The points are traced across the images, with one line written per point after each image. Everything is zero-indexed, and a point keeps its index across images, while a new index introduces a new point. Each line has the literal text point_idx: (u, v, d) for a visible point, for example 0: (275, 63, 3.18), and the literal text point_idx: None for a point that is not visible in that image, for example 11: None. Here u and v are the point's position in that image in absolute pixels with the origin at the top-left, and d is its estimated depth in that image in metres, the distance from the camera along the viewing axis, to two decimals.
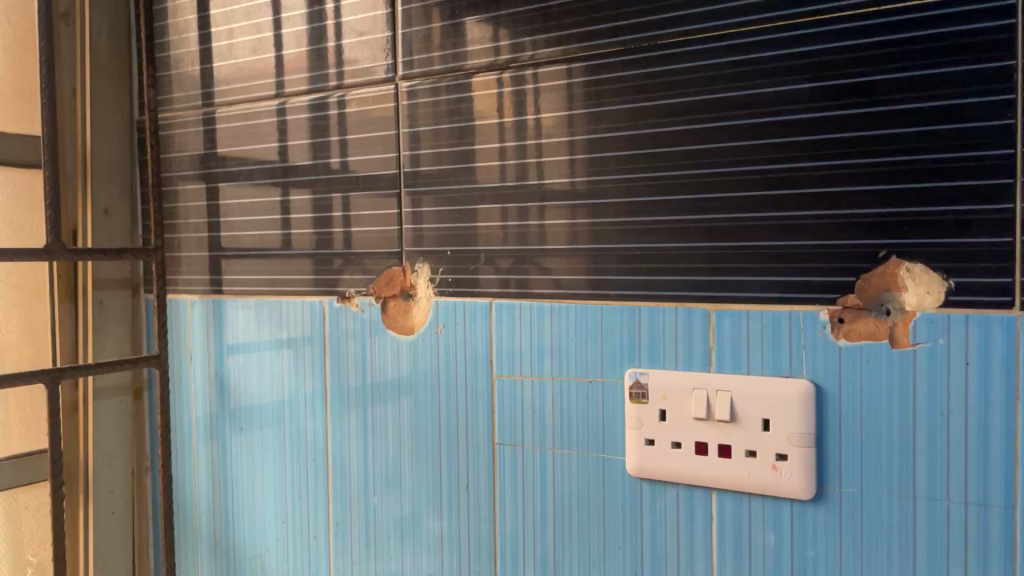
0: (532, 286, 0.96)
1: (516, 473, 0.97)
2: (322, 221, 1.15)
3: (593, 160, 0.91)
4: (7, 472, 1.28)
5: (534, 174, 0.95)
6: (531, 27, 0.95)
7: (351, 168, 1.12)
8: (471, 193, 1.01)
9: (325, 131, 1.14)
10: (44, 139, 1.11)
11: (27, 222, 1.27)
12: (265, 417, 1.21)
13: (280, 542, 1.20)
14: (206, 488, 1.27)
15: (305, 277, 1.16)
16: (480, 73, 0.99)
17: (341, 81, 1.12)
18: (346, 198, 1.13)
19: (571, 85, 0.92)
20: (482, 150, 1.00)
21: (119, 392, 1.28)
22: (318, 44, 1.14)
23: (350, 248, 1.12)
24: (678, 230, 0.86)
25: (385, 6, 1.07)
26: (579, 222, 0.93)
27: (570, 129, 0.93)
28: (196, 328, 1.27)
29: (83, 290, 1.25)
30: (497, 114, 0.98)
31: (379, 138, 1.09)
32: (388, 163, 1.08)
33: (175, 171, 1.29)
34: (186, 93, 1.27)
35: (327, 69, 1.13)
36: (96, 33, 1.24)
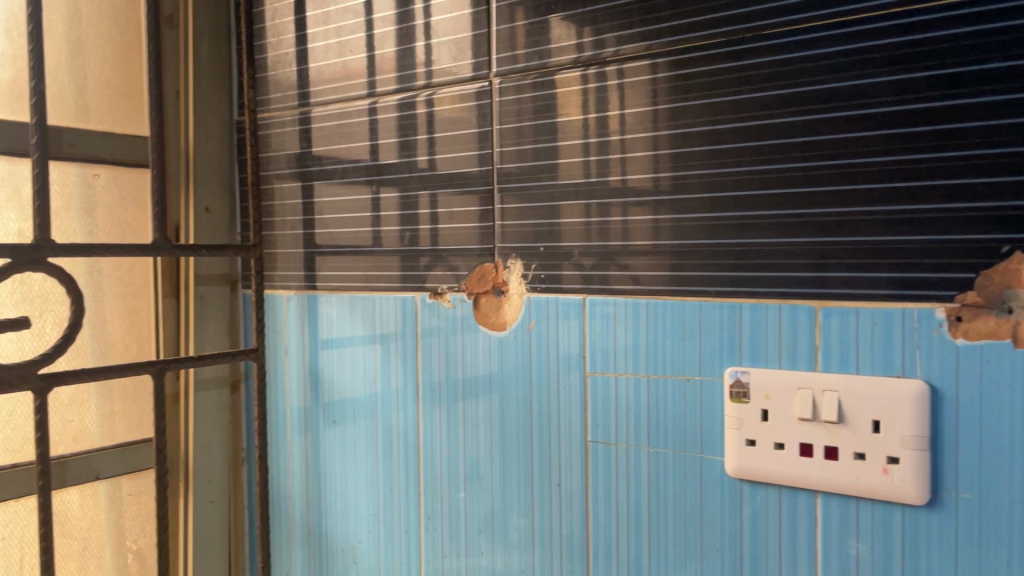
0: (613, 282, 0.96)
1: (609, 471, 0.96)
2: (409, 219, 1.17)
3: (677, 156, 0.90)
4: (113, 461, 1.35)
5: (618, 170, 0.95)
6: (619, 23, 0.94)
7: (440, 166, 1.13)
8: (555, 191, 1.01)
9: (413, 130, 1.15)
10: (151, 139, 1.14)
11: (134, 219, 1.33)
12: (357, 410, 1.23)
13: (371, 535, 1.21)
14: (298, 479, 1.29)
15: (392, 273, 1.18)
16: (565, 69, 0.99)
17: (430, 81, 1.13)
18: (433, 196, 1.14)
19: (655, 81, 0.91)
20: (566, 146, 1.00)
21: (217, 384, 1.32)
22: (406, 45, 1.16)
23: (438, 245, 1.13)
24: (758, 226, 0.85)
25: (471, 6, 1.08)
26: (662, 218, 0.92)
27: (654, 125, 0.92)
28: (292, 322, 1.30)
29: (186, 285, 1.30)
30: (582, 110, 0.98)
31: (466, 136, 1.09)
32: (471, 161, 1.09)
33: (273, 170, 1.33)
34: (283, 94, 1.30)
35: (414, 69, 1.15)
36: (198, 36, 1.28)
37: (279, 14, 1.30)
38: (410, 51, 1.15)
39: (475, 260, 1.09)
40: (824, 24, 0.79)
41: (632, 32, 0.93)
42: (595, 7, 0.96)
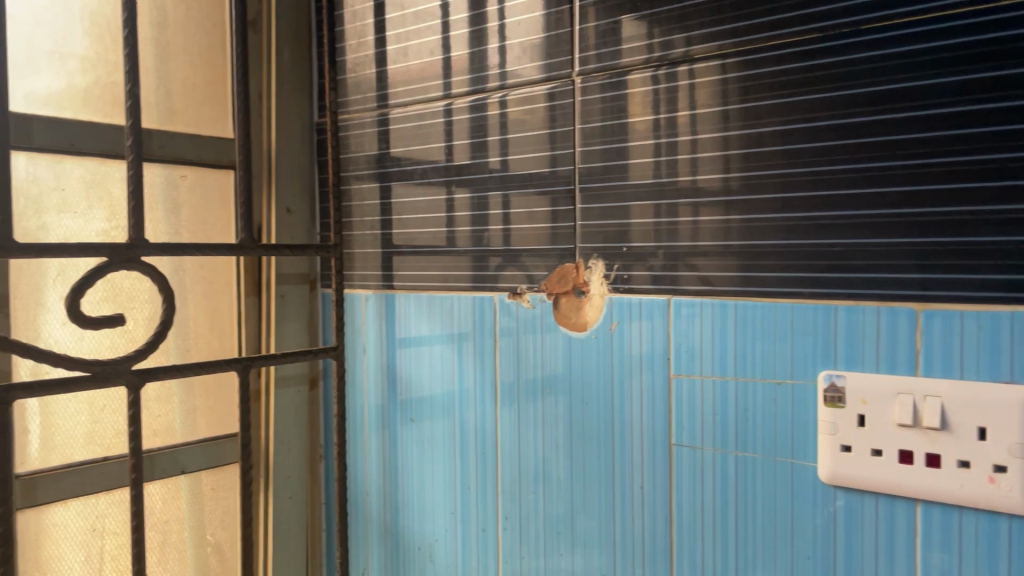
0: (680, 283, 0.96)
1: (695, 475, 0.94)
2: (478, 219, 1.18)
3: (747, 156, 0.90)
4: (196, 455, 1.39)
5: (687, 171, 0.95)
6: (685, 24, 0.94)
7: (512, 167, 1.14)
8: (623, 193, 1.01)
9: (484, 131, 1.16)
10: (238, 139, 1.16)
11: (218, 219, 1.36)
12: (434, 409, 1.24)
13: (448, 533, 1.22)
14: (376, 476, 1.31)
15: (463, 273, 1.20)
16: (635, 70, 0.99)
17: (503, 82, 1.14)
18: (505, 197, 1.15)
19: (726, 81, 0.91)
20: (636, 147, 1.00)
21: (296, 382, 1.34)
22: (480, 46, 1.16)
23: (509, 245, 1.14)
24: (828, 226, 0.84)
25: (544, 7, 1.08)
26: (732, 218, 0.91)
27: (724, 124, 0.91)
28: (370, 321, 1.31)
29: (267, 284, 1.33)
30: (651, 111, 0.98)
31: (538, 137, 1.10)
32: (541, 162, 1.10)
33: (352, 171, 1.34)
34: (363, 96, 1.31)
35: (486, 70, 1.16)
36: (281, 38, 1.30)
37: (361, 15, 1.32)
38: (481, 53, 1.16)
39: (546, 262, 1.09)
40: (915, 20, 0.78)
41: (705, 31, 0.92)
42: (668, 7, 0.96)
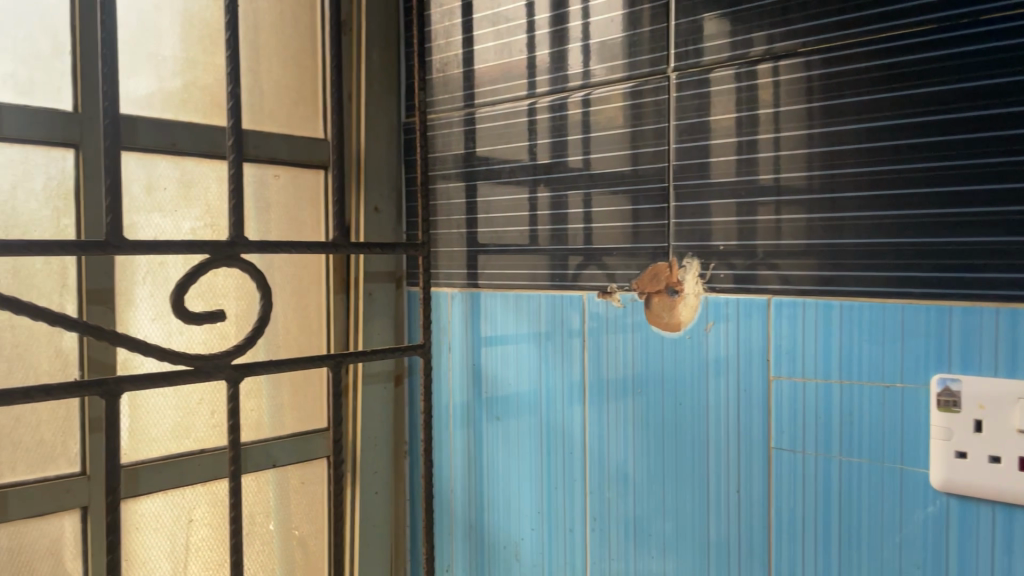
0: (758, 281, 0.96)
1: (795, 479, 0.92)
2: (556, 218, 1.19)
3: (828, 154, 0.89)
4: (288, 450, 1.41)
5: (771, 169, 0.94)
6: (766, 22, 0.94)
7: (592, 166, 1.15)
8: (704, 190, 1.01)
9: (563, 130, 1.17)
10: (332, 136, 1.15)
11: (308, 218, 1.39)
12: (521, 407, 1.24)
13: (535, 533, 1.22)
14: (461, 474, 1.32)
15: (542, 273, 1.21)
16: (718, 68, 0.99)
17: (585, 81, 1.15)
18: (586, 195, 1.16)
19: (810, 78, 0.90)
20: (717, 146, 0.99)
21: (383, 379, 1.36)
22: (559, 47, 1.17)
23: (591, 245, 1.15)
24: (911, 226, 0.83)
25: (623, 7, 1.09)
26: (814, 218, 0.91)
27: (807, 122, 0.91)
28: (457, 319, 1.32)
29: (355, 282, 1.35)
30: (734, 109, 0.97)
31: (620, 136, 1.10)
32: (621, 160, 1.10)
33: (439, 170, 1.36)
34: (451, 95, 1.32)
35: (566, 71, 1.17)
36: (371, 40, 1.31)
37: (450, 15, 1.33)
38: (562, 53, 1.17)
39: (625, 261, 1.10)
40: None
41: (785, 30, 0.92)
42: (747, 5, 0.96)
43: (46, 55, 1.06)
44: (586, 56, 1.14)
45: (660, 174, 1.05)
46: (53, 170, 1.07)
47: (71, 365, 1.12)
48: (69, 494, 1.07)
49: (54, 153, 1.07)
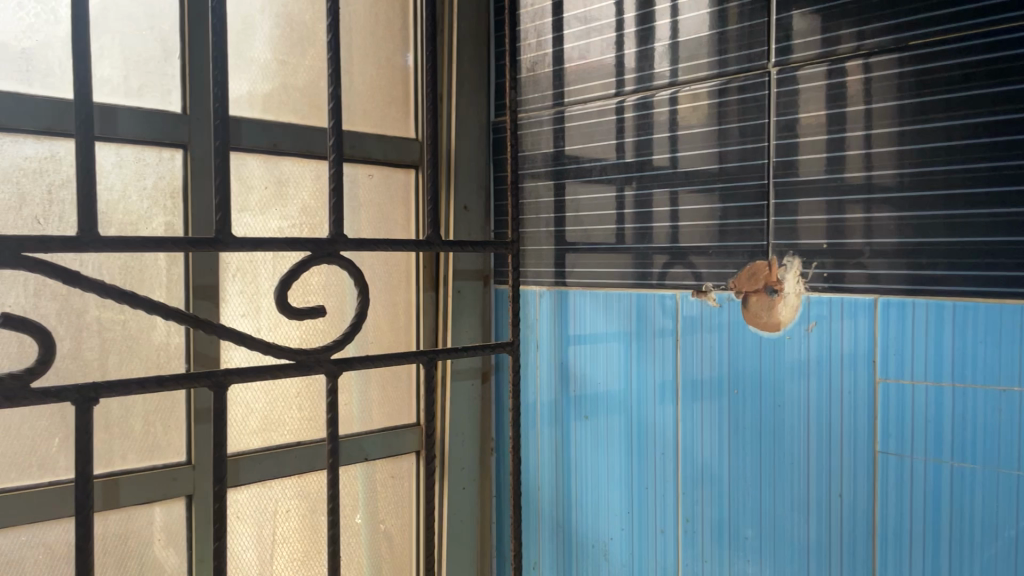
0: (847, 280, 0.95)
1: (903, 485, 0.90)
2: (641, 216, 1.19)
3: (921, 151, 0.89)
4: (379, 444, 1.43)
5: (862, 166, 0.94)
6: (859, 18, 0.93)
7: (680, 163, 1.14)
8: (795, 187, 1.00)
9: (649, 129, 1.17)
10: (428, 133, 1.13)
11: (397, 216, 1.41)
12: (611, 406, 1.24)
13: (624, 533, 1.22)
14: (548, 472, 1.33)
15: (626, 270, 1.21)
16: (808, 65, 0.98)
17: (674, 79, 1.14)
18: (672, 193, 1.15)
19: (903, 75, 0.90)
20: (806, 143, 0.99)
21: (471, 376, 1.37)
22: (645, 46, 1.17)
23: (677, 244, 1.14)
24: (1020, 224, 0.82)
25: (709, 5, 1.09)
26: (907, 216, 0.90)
27: (899, 119, 0.90)
28: (545, 317, 1.33)
29: (445, 280, 1.36)
30: (825, 106, 0.97)
31: (706, 134, 1.10)
32: (708, 159, 1.10)
33: (527, 169, 1.36)
34: (541, 94, 1.33)
35: (652, 69, 1.16)
36: (462, 40, 1.32)
37: (540, 15, 1.34)
38: (648, 52, 1.17)
39: (714, 261, 1.09)
40: None
41: (880, 26, 0.92)
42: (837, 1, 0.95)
43: (157, 58, 1.10)
44: (674, 53, 1.14)
45: (755, 171, 1.04)
46: (163, 170, 1.11)
47: (177, 357, 1.16)
48: (175, 482, 1.11)
49: (164, 153, 1.11)
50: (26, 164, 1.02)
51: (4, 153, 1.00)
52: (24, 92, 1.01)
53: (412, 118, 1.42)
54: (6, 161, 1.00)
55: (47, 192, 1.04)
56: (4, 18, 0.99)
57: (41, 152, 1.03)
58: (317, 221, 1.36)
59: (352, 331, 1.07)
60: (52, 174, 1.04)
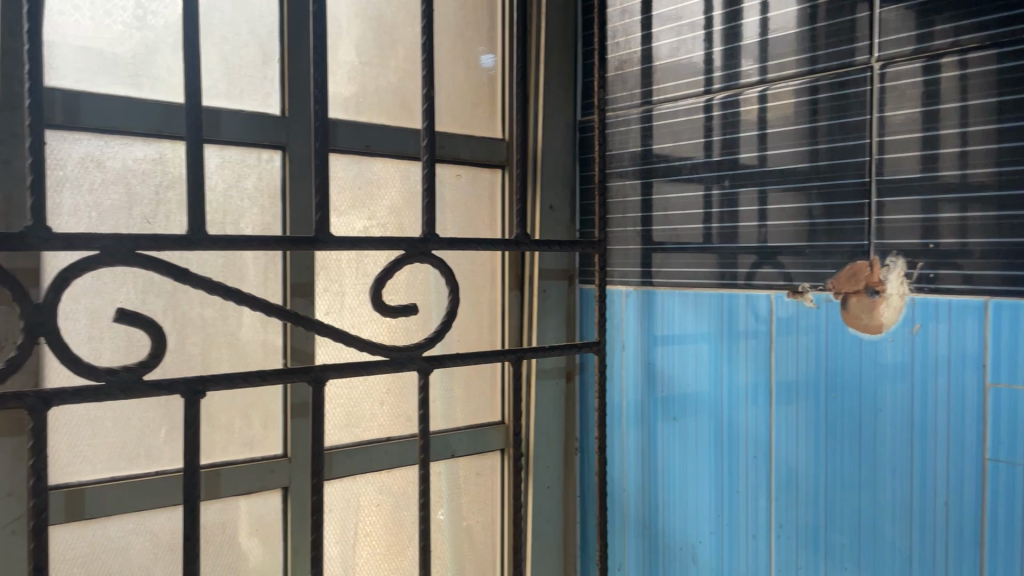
0: (941, 281, 0.92)
1: (1014, 495, 0.87)
2: (727, 215, 1.18)
3: (1018, 149, 0.86)
4: (464, 441, 1.44)
5: (958, 164, 0.91)
6: (956, 12, 0.90)
7: (770, 162, 1.12)
8: (891, 186, 0.97)
9: (737, 127, 1.16)
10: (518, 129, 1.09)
11: (484, 216, 1.42)
12: (700, 407, 1.22)
13: (714, 536, 1.20)
14: (635, 473, 1.33)
15: (710, 270, 1.20)
16: (903, 61, 0.96)
17: (763, 76, 1.12)
18: (761, 192, 1.13)
19: (1002, 70, 0.87)
20: (897, 141, 0.96)
21: (556, 375, 1.37)
22: (732, 44, 1.16)
23: (765, 243, 1.12)
24: None
25: (797, 3, 1.07)
26: (1006, 216, 0.87)
27: (999, 115, 0.87)
28: (631, 317, 1.32)
29: (530, 279, 1.37)
30: (920, 103, 0.94)
31: (797, 132, 1.08)
32: (798, 157, 1.08)
33: (614, 168, 1.36)
34: (629, 92, 1.32)
35: (740, 67, 1.15)
36: (550, 39, 1.33)
37: (628, 13, 1.33)
38: (735, 50, 1.16)
39: (806, 262, 1.07)
40: None
41: (977, 20, 0.89)
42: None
43: (258, 62, 1.14)
44: (763, 51, 1.12)
45: (854, 169, 1.01)
46: (263, 170, 1.14)
47: (274, 353, 1.20)
48: (273, 474, 1.14)
49: (264, 154, 1.14)
50: (138, 165, 1.06)
51: (117, 154, 1.04)
52: (136, 96, 1.05)
53: (498, 119, 1.42)
54: (120, 162, 1.04)
55: (156, 192, 1.08)
56: (119, 26, 1.04)
57: (151, 154, 1.07)
58: (404, 220, 1.39)
59: (441, 330, 1.05)
60: (161, 175, 1.08)
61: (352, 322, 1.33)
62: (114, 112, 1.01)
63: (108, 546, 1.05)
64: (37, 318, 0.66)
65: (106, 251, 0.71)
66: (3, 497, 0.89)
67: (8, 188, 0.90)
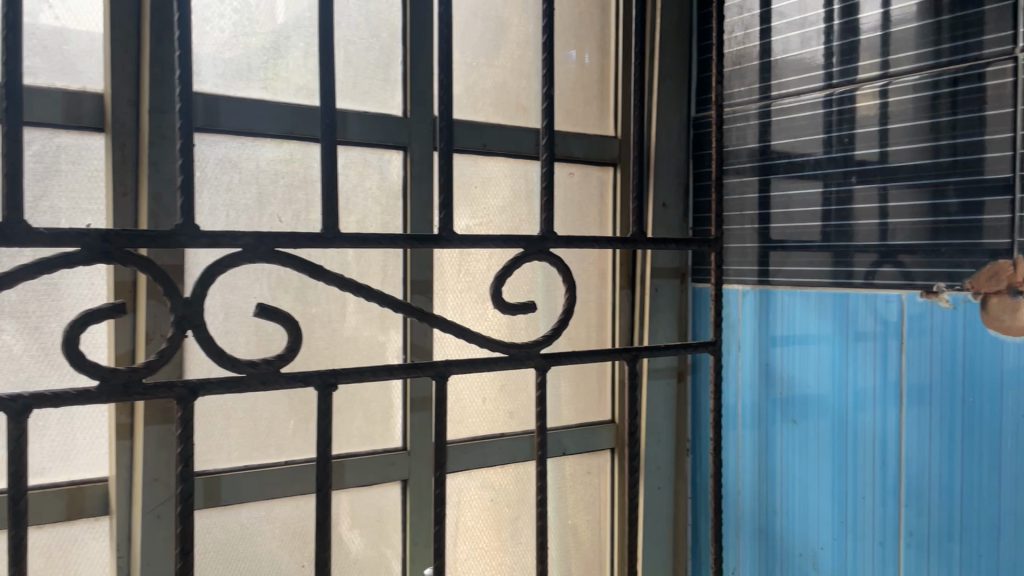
0: None
1: None
2: (843, 213, 1.15)
3: None
4: (576, 439, 1.44)
5: None
6: None
7: (892, 159, 1.08)
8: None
9: (852, 124, 1.13)
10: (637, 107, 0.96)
11: (597, 214, 1.42)
12: (822, 410, 1.19)
13: (835, 542, 1.17)
14: (751, 476, 1.31)
15: (821, 269, 1.19)
16: None
17: (886, 70, 1.09)
18: (883, 189, 1.10)
19: None
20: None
21: (668, 375, 1.36)
22: (850, 39, 1.14)
23: (886, 241, 1.09)
24: None
25: None
26: None
27: None
28: (749, 317, 1.30)
29: (642, 278, 1.36)
30: None
31: (920, 127, 1.05)
32: (921, 153, 1.04)
33: (732, 164, 1.34)
34: (748, 87, 1.30)
35: (857, 62, 1.13)
36: (665, 35, 1.31)
37: (745, 7, 1.31)
38: (853, 44, 1.13)
39: (922, 260, 1.04)
40: None
41: None
42: None
43: (382, 65, 1.16)
44: (886, 44, 1.09)
45: (976, 165, 0.98)
46: (386, 170, 1.17)
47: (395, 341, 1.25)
48: (393, 467, 1.18)
49: (386, 154, 1.17)
50: (270, 166, 1.10)
51: (252, 156, 1.08)
52: (269, 99, 1.09)
53: (610, 116, 1.42)
54: (255, 163, 1.09)
55: (287, 192, 1.12)
56: (254, 32, 1.08)
57: (282, 154, 1.11)
58: (515, 219, 1.40)
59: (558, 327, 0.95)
60: (291, 175, 1.12)
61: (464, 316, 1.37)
62: (250, 115, 1.06)
63: (240, 532, 1.09)
64: (187, 315, 0.65)
65: (247, 249, 0.69)
66: (150, 482, 0.95)
67: (157, 189, 0.95)
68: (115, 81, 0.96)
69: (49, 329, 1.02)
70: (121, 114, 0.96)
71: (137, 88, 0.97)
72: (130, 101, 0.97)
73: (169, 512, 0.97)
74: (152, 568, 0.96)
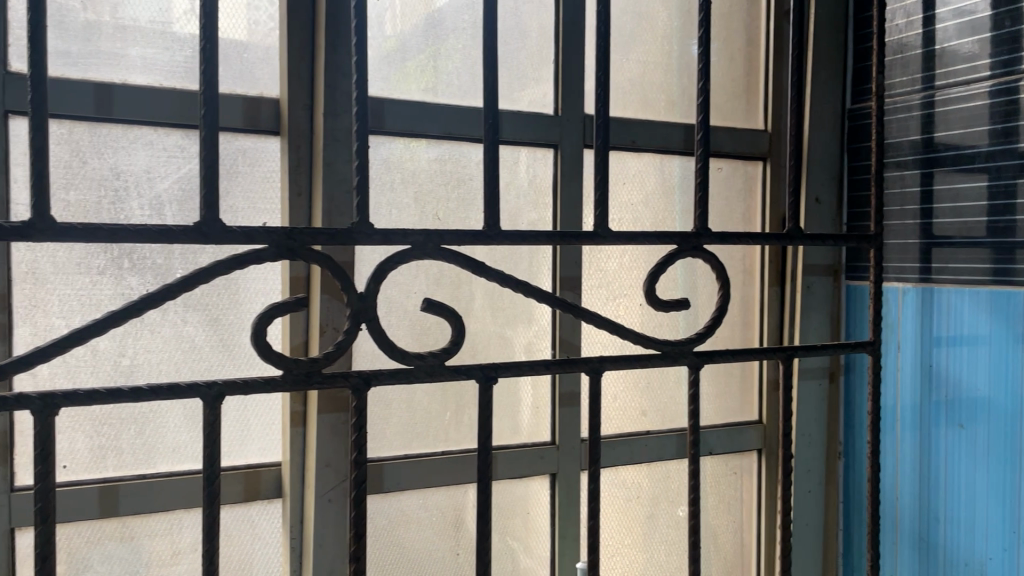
0: None
1: None
2: (1002, 209, 1.10)
3: None
4: (723, 439, 1.42)
5: None
6: None
7: None
8: None
9: (1017, 116, 1.08)
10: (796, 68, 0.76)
11: (749, 210, 1.40)
12: (992, 415, 1.13)
13: (1006, 553, 1.11)
14: (911, 481, 1.26)
15: (982, 267, 1.13)
16: None
17: None
18: None
19: None
20: None
21: (820, 375, 1.33)
22: (1016, 27, 1.08)
23: None
24: None
25: None
26: None
27: None
28: (910, 316, 1.25)
29: (793, 275, 1.33)
30: None
31: None
32: None
33: (892, 157, 1.29)
34: (910, 77, 1.25)
35: (1022, 52, 1.07)
36: (819, 25, 1.27)
37: None
38: (1019, 33, 1.08)
39: None
40: None
41: None
42: None
43: (535, 64, 1.18)
44: None
45: None
46: (537, 169, 1.19)
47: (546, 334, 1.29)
48: (543, 460, 1.20)
49: (538, 153, 1.19)
50: (429, 165, 1.14)
51: (412, 156, 1.12)
52: (430, 100, 1.12)
53: (760, 110, 1.39)
54: (416, 163, 1.13)
55: (444, 190, 1.15)
56: (416, 35, 1.11)
57: (441, 154, 1.15)
58: (662, 216, 1.40)
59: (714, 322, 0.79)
60: (448, 174, 1.15)
61: (603, 310, 1.39)
62: (411, 117, 1.10)
63: (401, 519, 1.17)
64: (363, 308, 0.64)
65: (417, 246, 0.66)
66: (323, 468, 1.00)
67: (331, 189, 0.99)
68: (292, 87, 1.01)
69: (227, 321, 1.08)
70: (296, 118, 1.01)
71: (311, 93, 1.02)
72: (305, 105, 1.02)
73: (340, 496, 1.02)
74: (325, 548, 1.01)
